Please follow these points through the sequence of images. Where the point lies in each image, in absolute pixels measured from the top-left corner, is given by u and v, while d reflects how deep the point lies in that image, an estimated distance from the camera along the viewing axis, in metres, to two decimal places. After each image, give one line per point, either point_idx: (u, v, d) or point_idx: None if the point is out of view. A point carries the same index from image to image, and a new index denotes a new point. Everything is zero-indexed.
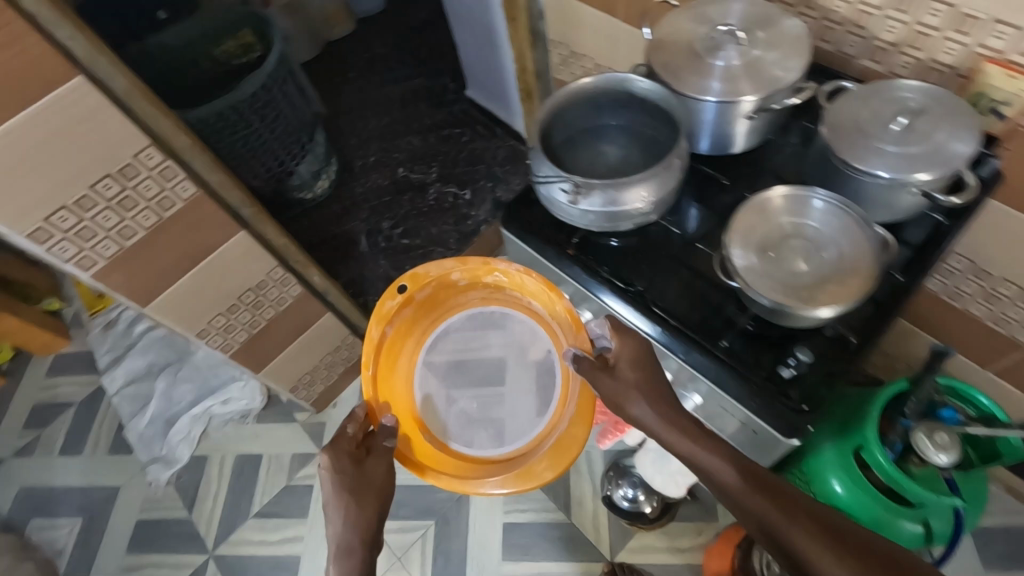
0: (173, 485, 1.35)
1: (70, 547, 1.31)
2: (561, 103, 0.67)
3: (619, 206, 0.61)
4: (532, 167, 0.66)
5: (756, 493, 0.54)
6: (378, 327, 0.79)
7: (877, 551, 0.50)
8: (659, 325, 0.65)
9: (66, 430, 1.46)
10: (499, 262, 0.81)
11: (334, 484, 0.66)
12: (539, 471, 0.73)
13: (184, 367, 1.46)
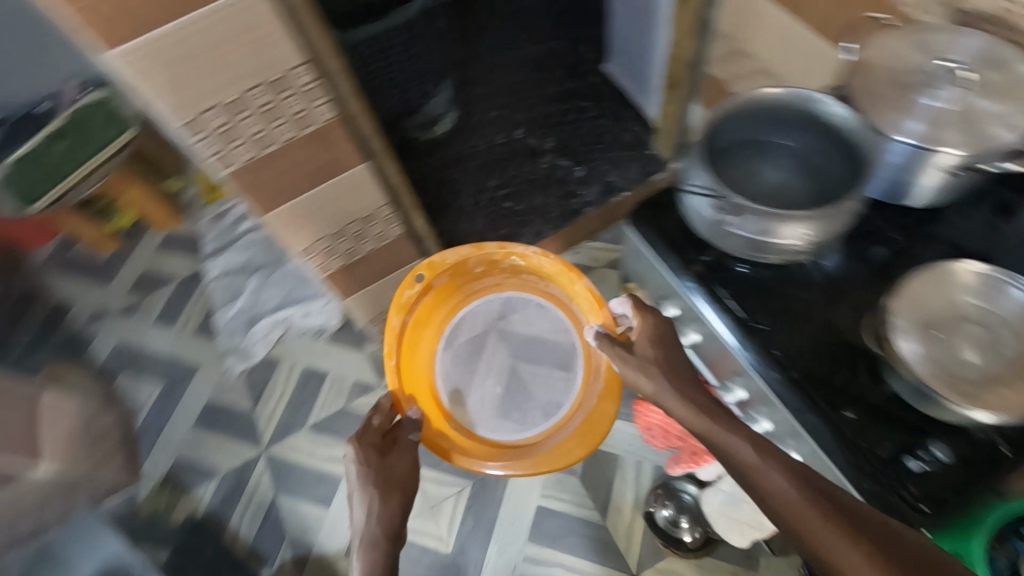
0: (245, 377, 1.44)
1: (149, 405, 1.44)
2: (732, 114, 0.65)
3: (772, 238, 0.62)
4: (686, 175, 0.66)
5: (775, 469, 0.55)
6: (397, 316, 0.95)
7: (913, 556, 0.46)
8: (777, 373, 0.65)
9: (165, 301, 1.59)
10: (514, 248, 1.01)
11: (363, 474, 0.78)
12: (569, 447, 0.91)
13: (276, 272, 1.54)
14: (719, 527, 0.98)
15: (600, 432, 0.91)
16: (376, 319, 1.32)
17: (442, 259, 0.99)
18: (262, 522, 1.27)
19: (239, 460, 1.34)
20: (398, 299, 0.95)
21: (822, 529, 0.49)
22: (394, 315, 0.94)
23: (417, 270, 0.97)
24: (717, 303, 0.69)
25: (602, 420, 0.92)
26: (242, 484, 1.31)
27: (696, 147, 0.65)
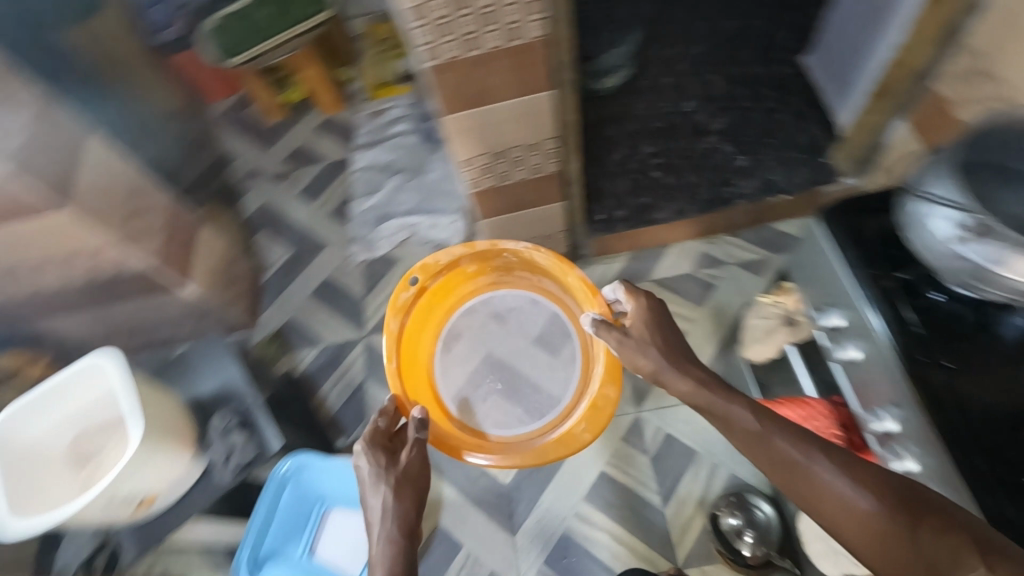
0: (364, 266, 1.52)
1: (277, 265, 1.56)
2: (994, 141, 0.68)
3: (1000, 266, 0.61)
4: (920, 186, 0.69)
5: (777, 433, 0.67)
6: (394, 317, 1.00)
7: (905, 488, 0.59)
8: (944, 398, 0.66)
9: (312, 178, 1.70)
10: (504, 244, 1.07)
11: (377, 477, 0.82)
12: (578, 433, 0.94)
13: (416, 180, 1.60)
14: (812, 550, 0.95)
15: (606, 413, 0.93)
16: None
17: (435, 260, 1.05)
18: (347, 399, 1.34)
19: (341, 337, 1.42)
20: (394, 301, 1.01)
21: (821, 487, 0.61)
22: (392, 316, 1.00)
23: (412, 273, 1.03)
24: (901, 333, 0.70)
25: (602, 407, 0.94)
26: (339, 360, 1.39)
27: (947, 160, 0.67)
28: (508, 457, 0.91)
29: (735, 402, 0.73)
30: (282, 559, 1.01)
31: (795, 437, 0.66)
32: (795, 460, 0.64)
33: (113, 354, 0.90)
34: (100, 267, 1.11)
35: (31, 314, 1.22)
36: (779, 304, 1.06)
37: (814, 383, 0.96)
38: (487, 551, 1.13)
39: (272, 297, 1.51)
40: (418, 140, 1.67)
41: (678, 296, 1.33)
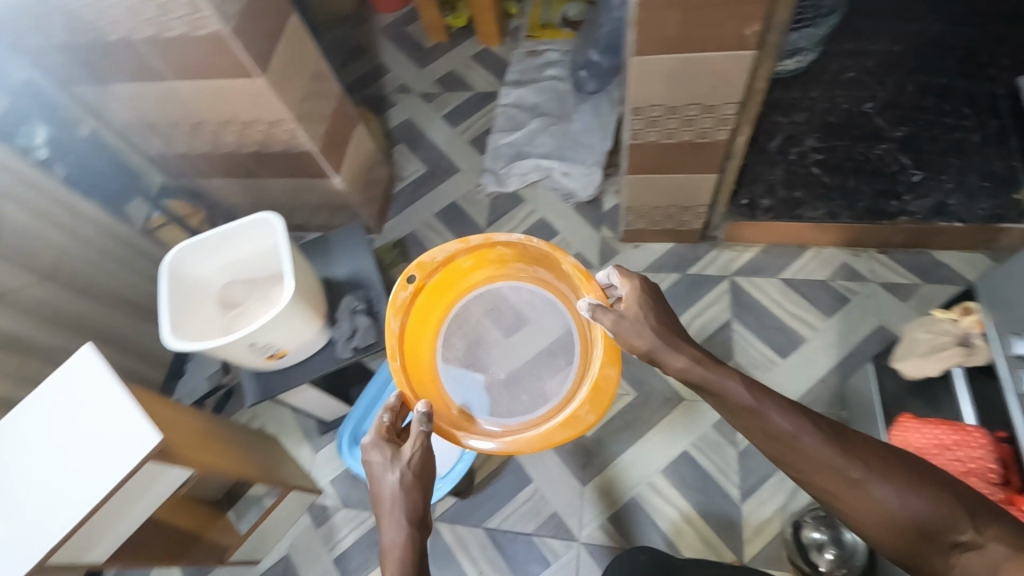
0: (491, 198, 1.54)
1: (410, 180, 1.62)
2: None
3: None
4: None
5: (769, 407, 0.68)
6: (394, 317, 0.91)
7: (897, 458, 0.62)
8: None
9: (458, 104, 1.74)
10: (499, 238, 0.97)
11: (386, 475, 0.77)
12: (582, 415, 0.88)
13: (559, 126, 1.59)
14: None
15: (607, 397, 0.87)
16: (633, 210, 1.29)
17: (430, 257, 0.96)
18: None
19: None
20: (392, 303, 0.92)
21: (817, 461, 0.63)
22: (391, 317, 0.90)
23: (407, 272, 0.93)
24: None
25: (603, 392, 0.88)
26: None
27: None
28: (516, 443, 0.87)
29: (725, 374, 0.71)
30: None
31: (792, 413, 0.66)
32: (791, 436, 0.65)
33: (281, 217, 0.97)
34: (272, 141, 1.20)
35: (200, 171, 1.34)
36: (958, 323, 0.93)
37: (977, 412, 0.91)
38: (556, 491, 1.16)
39: (399, 208, 1.58)
40: (569, 87, 1.65)
41: (806, 300, 1.26)
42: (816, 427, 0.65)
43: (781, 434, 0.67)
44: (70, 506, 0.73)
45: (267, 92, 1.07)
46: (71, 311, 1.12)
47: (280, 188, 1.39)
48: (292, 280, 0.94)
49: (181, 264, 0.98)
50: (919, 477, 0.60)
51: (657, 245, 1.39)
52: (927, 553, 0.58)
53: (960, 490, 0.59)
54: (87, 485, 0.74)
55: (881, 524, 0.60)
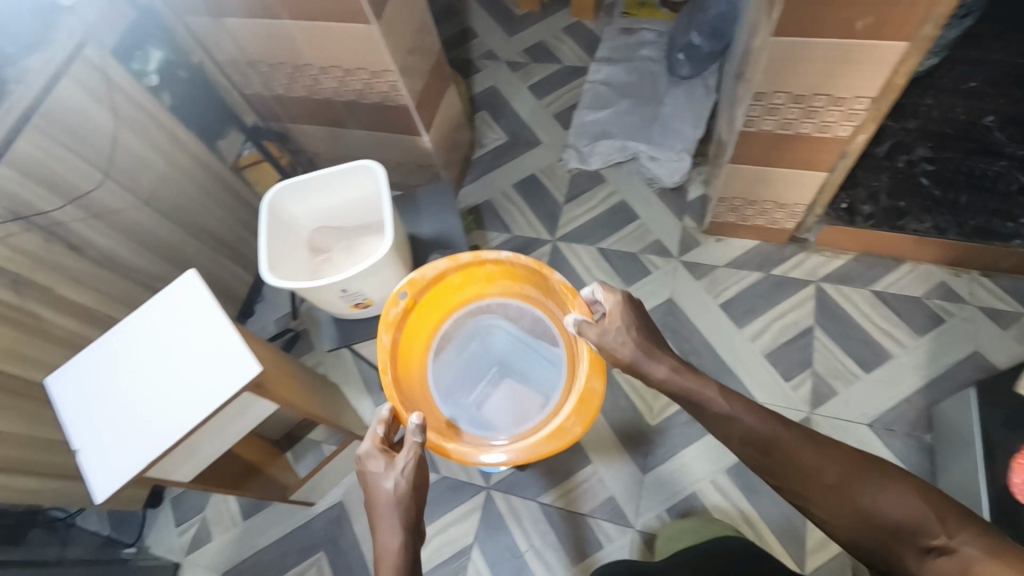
0: (572, 175, 1.51)
1: (490, 148, 1.60)
2: None
3: None
4: None
5: (744, 412, 0.82)
6: (386, 333, 0.95)
7: (861, 461, 0.74)
8: None
9: (544, 75, 1.70)
10: (488, 257, 1.01)
11: (384, 481, 0.83)
12: (569, 426, 0.89)
13: (649, 108, 1.54)
14: None
15: (594, 408, 0.89)
16: (726, 202, 1.24)
17: (421, 274, 0.98)
18: None
19: (530, 233, 1.44)
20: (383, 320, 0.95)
21: (791, 465, 0.77)
22: (383, 333, 0.94)
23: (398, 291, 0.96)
24: None
25: (588, 402, 0.90)
26: (523, 253, 1.42)
27: None
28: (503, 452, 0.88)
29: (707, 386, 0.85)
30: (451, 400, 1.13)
31: (765, 420, 0.80)
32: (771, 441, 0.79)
33: (383, 170, 0.97)
34: (370, 91, 1.19)
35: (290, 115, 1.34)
36: None
37: None
38: (614, 474, 1.15)
39: (477, 175, 1.56)
40: (663, 69, 1.60)
41: (897, 316, 1.21)
42: (792, 435, 0.78)
43: (760, 438, 0.80)
44: (167, 425, 0.75)
45: (377, 40, 1.05)
46: (162, 238, 1.14)
47: (365, 140, 1.38)
48: (389, 235, 0.95)
49: (279, 203, 0.98)
50: (884, 479, 0.72)
51: (742, 241, 1.34)
52: (894, 546, 0.68)
53: (932, 494, 0.68)
54: (183, 406, 0.75)
55: (849, 517, 0.72)
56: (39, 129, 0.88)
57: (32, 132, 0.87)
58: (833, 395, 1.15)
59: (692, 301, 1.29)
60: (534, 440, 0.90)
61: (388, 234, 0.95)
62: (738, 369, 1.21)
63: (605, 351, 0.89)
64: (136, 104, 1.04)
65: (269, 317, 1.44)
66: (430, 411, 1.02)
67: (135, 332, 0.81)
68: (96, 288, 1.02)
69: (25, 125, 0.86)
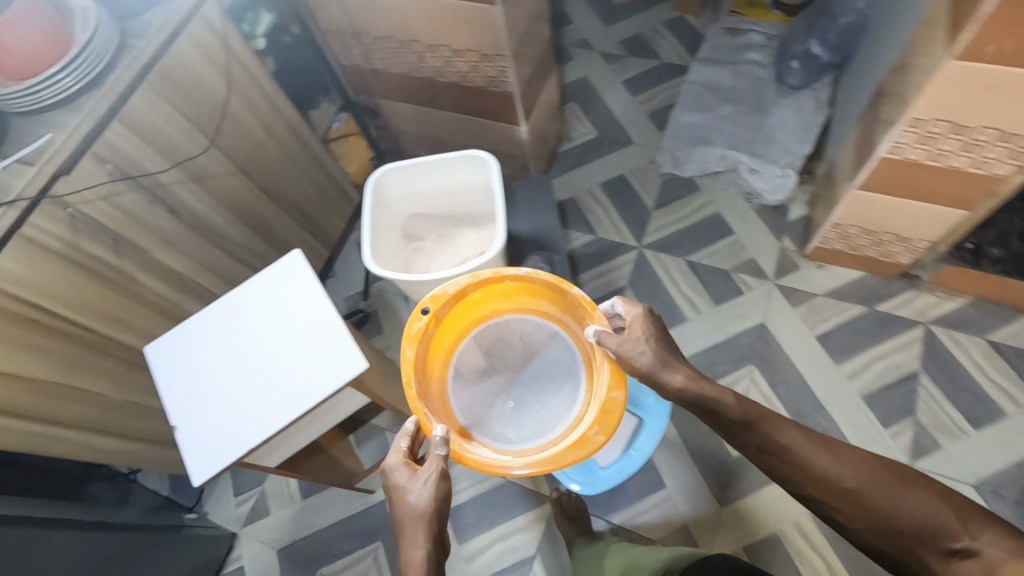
0: (664, 180, 1.43)
1: (577, 143, 1.53)
2: None
3: None
4: None
5: (756, 413, 0.72)
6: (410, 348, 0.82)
7: (887, 467, 0.66)
8: None
9: (640, 71, 1.61)
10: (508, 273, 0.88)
11: (407, 495, 0.71)
12: (591, 437, 0.79)
13: (753, 117, 1.45)
14: None
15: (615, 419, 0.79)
16: (838, 228, 1.15)
17: (446, 290, 0.85)
18: (602, 297, 1.32)
19: (615, 237, 1.38)
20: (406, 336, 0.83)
21: (805, 468, 0.68)
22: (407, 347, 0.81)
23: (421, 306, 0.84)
24: None
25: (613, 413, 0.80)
26: (607, 257, 1.36)
27: None
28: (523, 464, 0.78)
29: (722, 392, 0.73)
30: None
31: (777, 421, 0.71)
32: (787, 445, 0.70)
33: (497, 167, 0.92)
34: (474, 74, 1.14)
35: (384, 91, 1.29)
36: None
37: None
38: (688, 503, 1.09)
39: (562, 169, 1.50)
40: (772, 76, 1.50)
41: (1015, 372, 1.12)
42: (804, 435, 0.70)
43: (774, 442, 0.70)
44: (271, 411, 0.73)
45: (496, 22, 0.99)
46: (252, 208, 1.11)
47: (456, 124, 1.32)
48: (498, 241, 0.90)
49: (381, 187, 0.95)
50: (905, 482, 0.64)
51: (845, 270, 1.25)
52: (921, 555, 0.61)
53: (954, 494, 0.62)
54: (288, 395, 0.73)
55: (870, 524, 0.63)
56: (154, 87, 0.85)
57: (148, 91, 0.85)
58: (936, 448, 1.08)
59: (786, 328, 1.22)
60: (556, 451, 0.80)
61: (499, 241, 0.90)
62: (828, 406, 1.14)
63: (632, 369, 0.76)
64: (243, 68, 1.00)
65: (339, 294, 1.41)
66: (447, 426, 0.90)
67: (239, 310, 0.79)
68: (189, 254, 1.00)
69: (142, 84, 0.84)
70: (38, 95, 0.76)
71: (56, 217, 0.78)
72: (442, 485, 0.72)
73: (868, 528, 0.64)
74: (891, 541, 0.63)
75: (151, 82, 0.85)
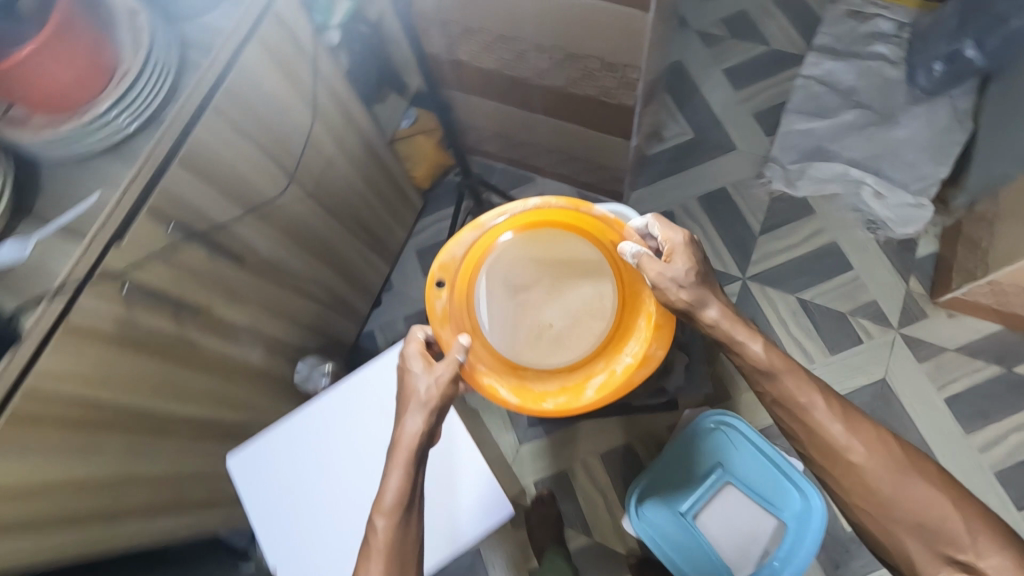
0: (773, 199, 1.25)
1: (670, 145, 1.31)
2: None
3: None
4: None
5: (785, 369, 0.64)
6: (442, 329, 0.67)
7: (905, 451, 0.64)
8: None
9: (744, 58, 1.37)
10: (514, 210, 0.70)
11: (415, 382, 0.65)
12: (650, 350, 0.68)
13: (879, 127, 1.24)
14: None
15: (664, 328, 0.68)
16: (995, 285, 1.00)
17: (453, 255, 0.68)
18: None
19: (716, 266, 1.21)
20: (432, 316, 0.67)
21: (817, 433, 0.64)
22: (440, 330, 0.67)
23: (434, 276, 0.68)
24: None
25: (664, 329, 0.69)
26: None
27: None
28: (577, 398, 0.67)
29: (748, 336, 0.65)
30: (667, 503, 0.88)
31: (803, 378, 0.65)
32: (798, 404, 0.65)
33: None
34: (589, 82, 0.93)
35: (457, 83, 1.06)
36: None
37: None
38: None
39: (652, 176, 1.30)
40: (903, 77, 1.28)
41: None
42: (825, 401, 0.64)
43: (791, 398, 0.65)
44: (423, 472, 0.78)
45: (642, 30, 0.78)
46: (322, 236, 0.93)
47: (545, 132, 1.12)
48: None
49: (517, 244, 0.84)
50: (910, 471, 0.62)
51: (980, 322, 1.11)
52: (904, 543, 0.61)
53: (961, 498, 0.61)
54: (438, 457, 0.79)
55: (867, 502, 0.62)
56: (221, 114, 0.66)
57: (213, 119, 0.65)
58: None
59: (912, 390, 1.09)
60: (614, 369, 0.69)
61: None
62: (957, 479, 1.04)
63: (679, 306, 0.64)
64: (317, 73, 0.79)
65: (397, 311, 1.25)
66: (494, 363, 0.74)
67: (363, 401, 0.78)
68: (253, 303, 0.84)
69: (207, 111, 0.65)
70: (86, 142, 0.57)
71: (110, 297, 0.61)
72: (452, 386, 0.64)
73: (859, 506, 0.64)
74: (877, 526, 0.63)
75: (217, 106, 0.65)
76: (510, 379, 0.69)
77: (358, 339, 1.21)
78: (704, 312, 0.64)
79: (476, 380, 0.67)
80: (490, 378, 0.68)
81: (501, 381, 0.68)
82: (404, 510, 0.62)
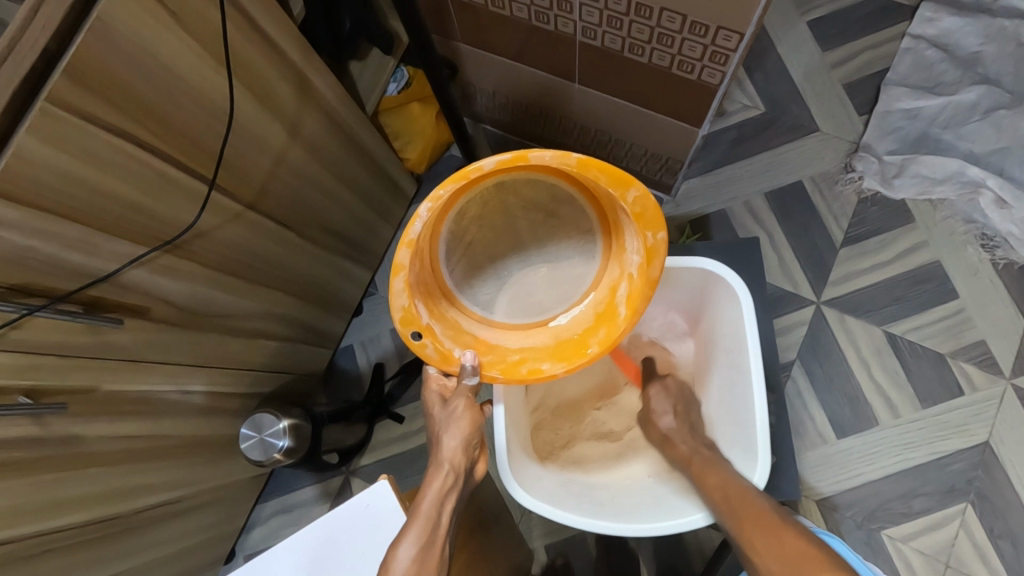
0: (862, 201, 0.98)
1: (733, 120, 1.02)
2: None
3: None
4: None
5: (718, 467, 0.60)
6: (452, 360, 0.57)
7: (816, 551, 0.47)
8: None
9: (836, 5, 1.04)
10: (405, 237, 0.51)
11: (439, 429, 0.55)
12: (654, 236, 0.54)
13: (1012, 110, 0.94)
14: None
15: (654, 216, 0.53)
16: None
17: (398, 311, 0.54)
18: None
19: (785, 285, 0.96)
20: (433, 364, 0.57)
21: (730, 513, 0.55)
22: (449, 367, 0.57)
23: (405, 334, 0.55)
24: None
25: (652, 211, 0.53)
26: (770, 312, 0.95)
27: None
28: (605, 339, 0.59)
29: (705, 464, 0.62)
30: None
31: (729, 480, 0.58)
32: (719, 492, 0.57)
33: (705, 264, 0.67)
34: (657, 47, 0.64)
35: (472, 37, 0.77)
36: None
37: None
38: None
39: (709, 162, 1.01)
40: None
41: None
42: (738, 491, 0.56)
43: (715, 485, 0.58)
44: None
45: None
46: (275, 259, 0.67)
47: (580, 107, 0.83)
48: (754, 447, 0.63)
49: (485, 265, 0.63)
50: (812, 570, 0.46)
51: None
52: None
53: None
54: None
55: None
56: (70, 109, 0.39)
57: (53, 120, 0.38)
58: None
59: (1021, 459, 0.88)
60: (637, 287, 0.57)
61: (757, 461, 0.62)
62: None
63: (657, 434, 0.69)
64: (245, 28, 0.50)
65: (383, 323, 0.97)
66: (503, 340, 0.62)
67: (371, 488, 0.56)
68: (171, 360, 0.59)
69: (35, 104, 0.38)
70: None
71: None
72: (474, 418, 0.54)
73: None
74: None
75: (55, 94, 0.38)
76: (545, 341, 0.62)
77: (332, 360, 0.97)
78: (671, 444, 0.67)
79: (514, 376, 0.58)
80: (527, 361, 0.60)
81: (540, 356, 0.60)
82: (425, 545, 0.47)
